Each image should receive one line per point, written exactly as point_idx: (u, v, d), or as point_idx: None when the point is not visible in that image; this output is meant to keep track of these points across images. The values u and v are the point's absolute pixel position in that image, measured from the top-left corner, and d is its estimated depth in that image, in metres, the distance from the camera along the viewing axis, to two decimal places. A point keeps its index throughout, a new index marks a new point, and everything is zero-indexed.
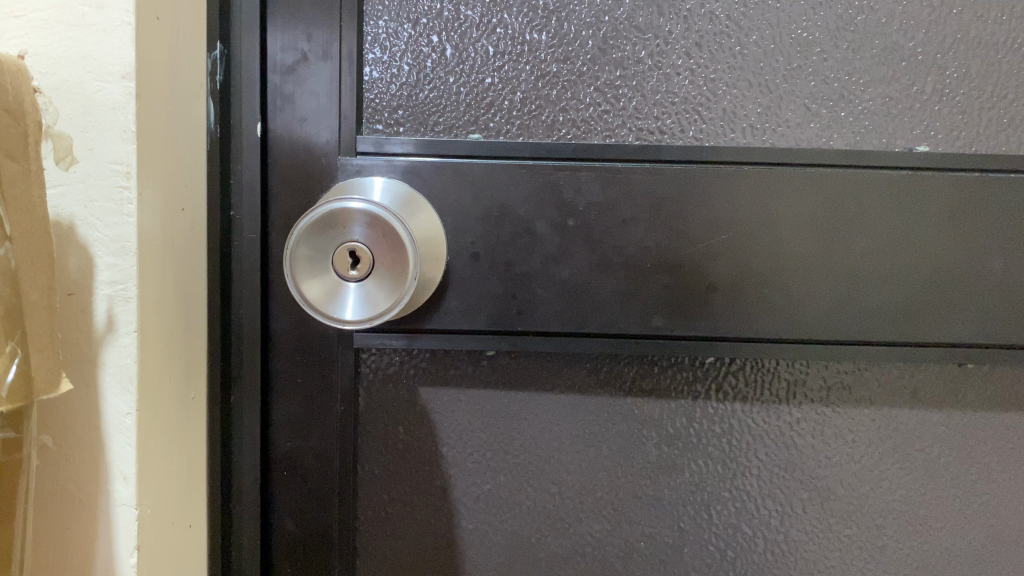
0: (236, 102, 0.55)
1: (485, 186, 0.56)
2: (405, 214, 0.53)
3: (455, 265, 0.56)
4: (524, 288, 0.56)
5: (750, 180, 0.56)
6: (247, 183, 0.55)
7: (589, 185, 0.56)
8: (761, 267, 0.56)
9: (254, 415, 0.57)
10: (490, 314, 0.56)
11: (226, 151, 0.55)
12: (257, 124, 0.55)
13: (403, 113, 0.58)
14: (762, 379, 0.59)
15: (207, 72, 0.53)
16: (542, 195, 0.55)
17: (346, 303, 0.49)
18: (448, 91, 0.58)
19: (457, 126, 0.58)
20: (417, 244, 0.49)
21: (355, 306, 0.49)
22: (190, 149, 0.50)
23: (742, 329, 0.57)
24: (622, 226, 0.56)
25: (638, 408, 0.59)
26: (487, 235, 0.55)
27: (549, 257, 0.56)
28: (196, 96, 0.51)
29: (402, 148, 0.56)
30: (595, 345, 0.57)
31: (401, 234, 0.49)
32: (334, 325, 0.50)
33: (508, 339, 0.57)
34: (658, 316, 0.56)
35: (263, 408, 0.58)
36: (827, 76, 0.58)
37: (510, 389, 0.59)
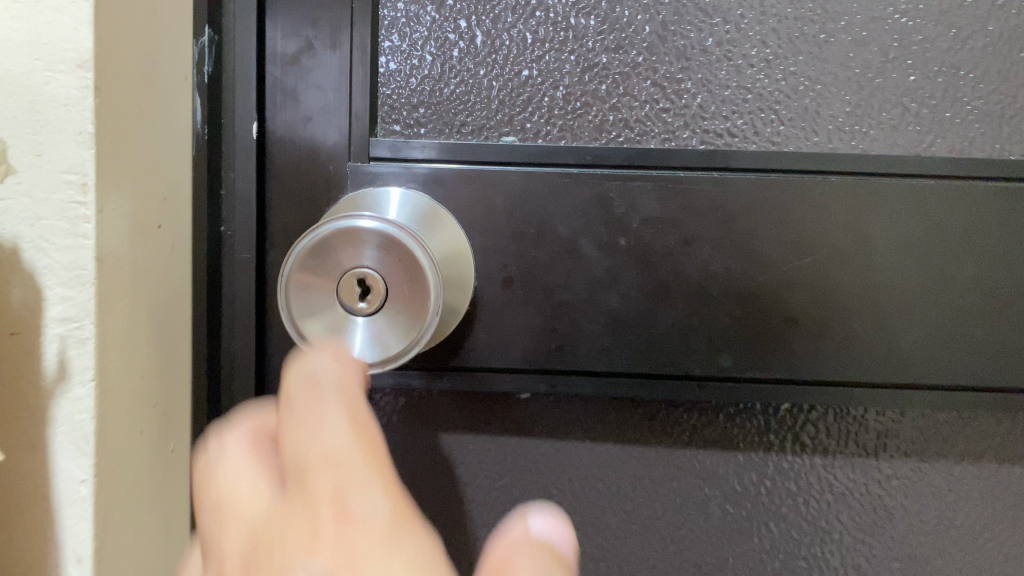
0: (228, 99, 0.47)
1: (521, 199, 0.47)
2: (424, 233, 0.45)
3: (485, 293, 0.48)
4: (567, 319, 0.48)
5: (839, 193, 0.47)
6: (241, 194, 0.47)
7: (644, 198, 0.47)
8: (849, 298, 0.47)
9: None
10: (527, 350, 0.48)
11: (216, 158, 0.47)
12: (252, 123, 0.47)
13: (425, 111, 0.49)
14: (846, 428, 0.50)
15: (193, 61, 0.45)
16: (588, 209, 0.47)
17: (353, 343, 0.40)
18: (477, 85, 0.49)
19: (488, 127, 0.49)
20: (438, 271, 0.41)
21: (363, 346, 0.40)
22: (172, 155, 0.42)
23: (827, 372, 0.48)
24: (684, 247, 0.47)
25: (699, 462, 0.51)
26: (522, 257, 0.47)
27: (597, 282, 0.47)
28: (179, 92, 0.43)
29: (423, 153, 0.47)
30: (650, 387, 0.49)
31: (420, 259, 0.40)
32: None
33: (547, 380, 0.49)
34: (725, 353, 0.48)
35: None
36: (930, 69, 0.48)
37: (548, 436, 0.51)
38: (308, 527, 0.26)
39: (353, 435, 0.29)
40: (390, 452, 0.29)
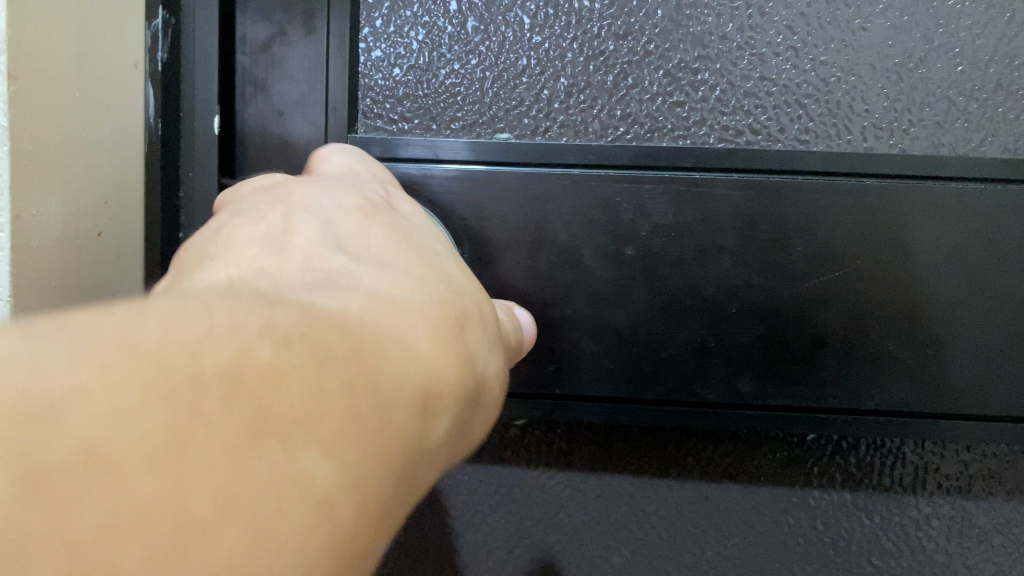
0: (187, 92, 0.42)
1: (516, 203, 0.42)
2: None
3: None
4: (566, 337, 0.43)
5: (876, 200, 0.41)
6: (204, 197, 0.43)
7: (654, 202, 0.42)
8: (887, 317, 0.42)
9: None
10: (521, 371, 0.43)
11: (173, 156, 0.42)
12: (215, 118, 0.42)
13: (410, 105, 0.44)
14: (878, 462, 0.45)
15: (144, 48, 0.40)
16: (591, 215, 0.42)
17: None
18: (469, 75, 0.44)
19: (480, 122, 0.44)
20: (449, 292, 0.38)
21: None
22: (111, 155, 0.38)
23: (861, 399, 0.43)
24: (699, 259, 0.42)
25: (715, 497, 0.46)
26: (516, 268, 0.43)
27: (601, 297, 0.42)
28: (123, 85, 0.38)
29: (407, 152, 0.43)
30: (660, 416, 0.44)
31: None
32: None
33: (544, 406, 0.44)
34: (745, 378, 0.43)
35: None
36: (979, 58, 0.43)
37: (547, 466, 0.46)
38: (374, 183, 0.32)
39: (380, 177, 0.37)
40: None
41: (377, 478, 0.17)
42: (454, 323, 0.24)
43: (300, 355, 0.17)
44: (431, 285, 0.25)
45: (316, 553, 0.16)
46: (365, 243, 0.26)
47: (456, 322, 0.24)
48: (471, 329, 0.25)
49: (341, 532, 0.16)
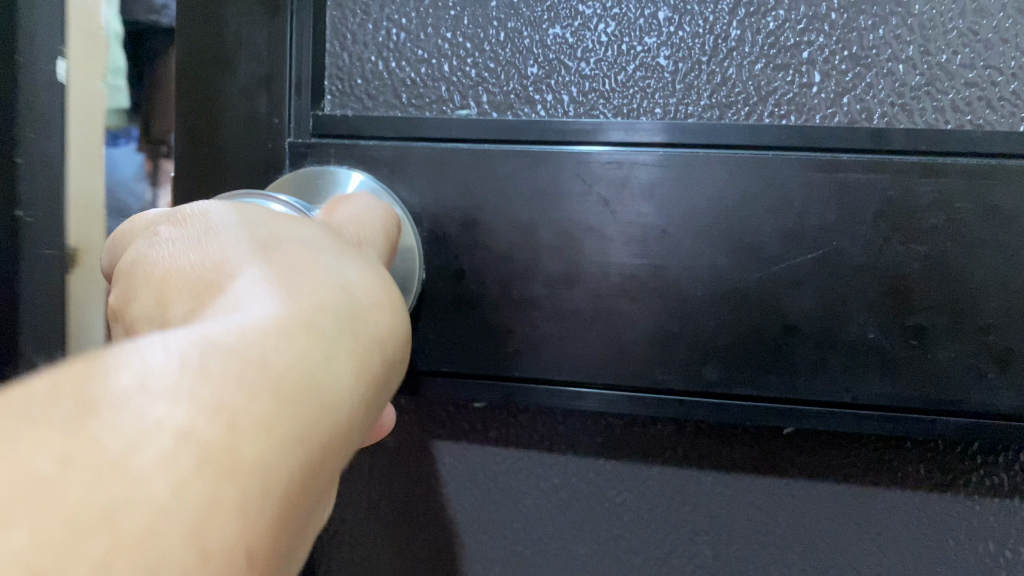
0: None
1: (472, 181, 0.41)
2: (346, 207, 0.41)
3: (435, 287, 0.43)
4: (524, 319, 0.42)
5: (850, 177, 0.38)
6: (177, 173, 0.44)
7: (613, 180, 0.40)
8: (867, 302, 0.39)
9: None
10: (478, 353, 0.42)
11: None
12: None
13: (375, 82, 0.44)
14: (854, 458, 0.42)
15: None
16: (548, 193, 0.41)
17: None
18: (433, 52, 0.43)
19: (443, 99, 0.43)
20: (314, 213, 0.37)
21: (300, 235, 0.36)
22: None
23: (837, 392, 0.40)
24: (660, 239, 0.40)
25: (682, 488, 0.44)
26: (474, 247, 0.42)
27: (559, 277, 0.41)
28: None
29: (368, 128, 0.43)
30: (619, 400, 0.42)
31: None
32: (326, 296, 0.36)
33: (503, 390, 0.43)
34: (710, 364, 0.40)
35: None
36: (979, 20, 0.39)
37: (510, 449, 0.45)
38: None
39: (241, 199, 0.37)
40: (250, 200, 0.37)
41: (259, 405, 0.21)
42: (289, 277, 0.25)
43: (122, 382, 0.19)
44: (258, 261, 0.26)
45: (225, 475, 0.19)
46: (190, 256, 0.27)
47: (305, 276, 0.26)
48: (322, 275, 0.26)
49: (242, 453, 0.19)
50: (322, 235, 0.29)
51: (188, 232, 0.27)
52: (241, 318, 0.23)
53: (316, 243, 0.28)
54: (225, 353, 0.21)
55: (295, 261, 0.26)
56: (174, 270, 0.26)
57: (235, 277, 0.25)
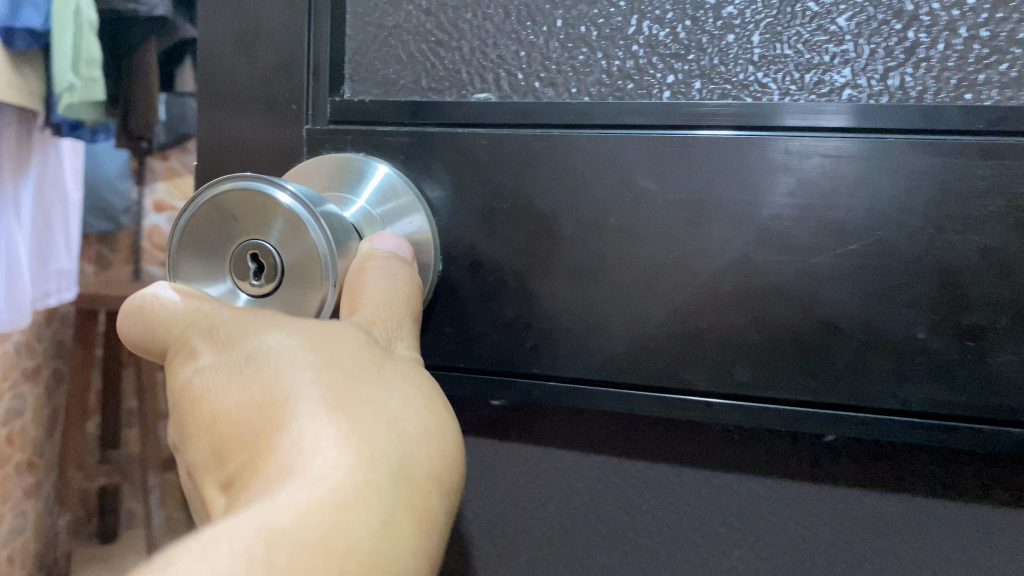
0: None
1: (487, 167, 0.39)
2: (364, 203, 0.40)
3: (453, 278, 0.41)
4: (542, 314, 0.39)
5: (897, 161, 0.34)
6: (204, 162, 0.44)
7: (636, 165, 0.37)
8: (916, 298, 0.35)
9: None
10: (494, 348, 0.40)
11: None
12: None
13: (395, 67, 0.43)
14: (896, 466, 0.39)
15: None
16: (566, 180, 0.38)
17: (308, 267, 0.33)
18: (453, 35, 0.42)
19: (461, 83, 0.42)
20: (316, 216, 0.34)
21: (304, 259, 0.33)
22: None
23: (882, 396, 0.36)
24: (688, 229, 0.37)
25: (712, 493, 0.41)
26: (490, 236, 0.40)
27: (579, 270, 0.39)
28: None
29: (386, 114, 0.42)
30: (635, 403, 0.39)
31: (321, 242, 0.33)
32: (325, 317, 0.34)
33: (520, 386, 0.41)
34: (741, 366, 0.37)
35: None
36: None
37: (529, 441, 0.43)
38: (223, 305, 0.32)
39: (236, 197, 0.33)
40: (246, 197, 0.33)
41: None
42: (334, 424, 0.26)
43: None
44: (305, 405, 0.27)
45: None
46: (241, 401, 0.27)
47: (353, 422, 0.27)
48: (368, 416, 0.27)
49: None
50: (363, 352, 0.30)
51: (237, 366, 0.29)
52: (299, 487, 0.24)
53: (361, 368, 0.29)
54: (289, 545, 0.22)
55: (340, 401, 0.27)
56: (231, 426, 0.27)
57: (287, 431, 0.26)
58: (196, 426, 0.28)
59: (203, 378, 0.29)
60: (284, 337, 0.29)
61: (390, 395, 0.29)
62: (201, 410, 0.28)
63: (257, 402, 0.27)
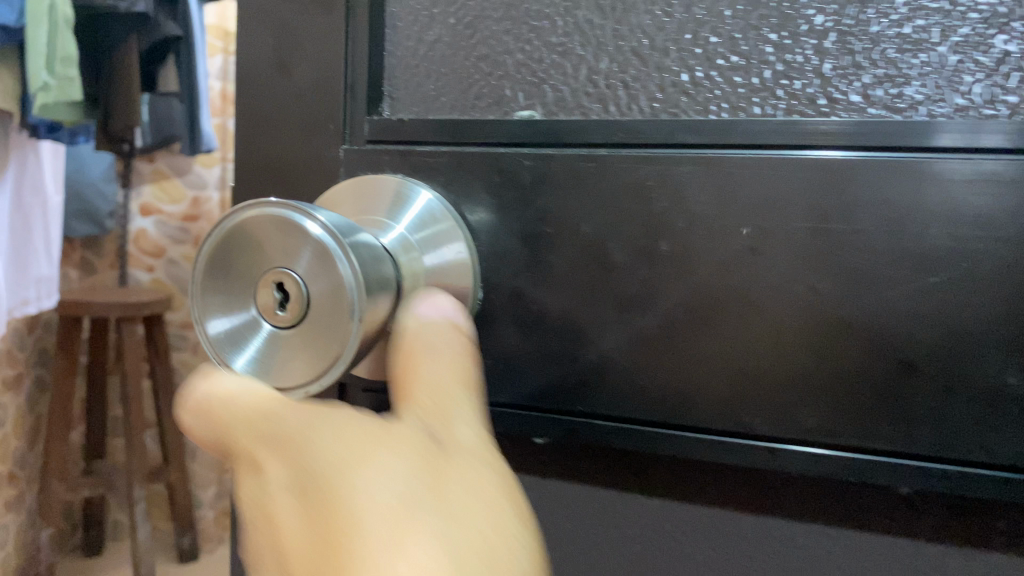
0: None
1: (531, 189, 0.37)
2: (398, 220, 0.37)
3: (493, 307, 0.38)
4: (588, 348, 0.36)
5: (988, 184, 0.30)
6: (245, 183, 0.43)
7: (692, 187, 0.34)
8: (1011, 341, 0.30)
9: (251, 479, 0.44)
10: (538, 383, 0.37)
11: None
12: None
13: (437, 84, 0.41)
14: (986, 524, 0.34)
15: None
16: (614, 204, 0.35)
17: (328, 297, 0.30)
18: (497, 50, 0.40)
19: (506, 100, 0.39)
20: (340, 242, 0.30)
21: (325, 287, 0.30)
22: None
23: (970, 449, 0.31)
24: (748, 257, 0.34)
25: (776, 542, 0.38)
26: (533, 262, 0.37)
27: (629, 301, 0.35)
28: None
29: (425, 133, 0.39)
30: (689, 445, 0.35)
31: (341, 264, 0.30)
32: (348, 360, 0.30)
33: (564, 426, 0.37)
34: (805, 409, 0.33)
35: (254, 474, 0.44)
36: None
37: (574, 479, 0.40)
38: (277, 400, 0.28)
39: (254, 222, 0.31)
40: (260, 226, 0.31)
41: None
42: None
43: None
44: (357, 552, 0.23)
45: None
46: (303, 539, 0.24)
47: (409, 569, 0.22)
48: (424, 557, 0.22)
49: None
50: (428, 463, 0.26)
51: (298, 493, 0.25)
52: None
53: (418, 484, 0.25)
54: None
55: (392, 535, 0.23)
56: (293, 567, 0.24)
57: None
58: (265, 560, 0.25)
59: (267, 504, 0.26)
60: (341, 460, 0.25)
61: (458, 513, 0.24)
62: (270, 545, 0.25)
63: (318, 543, 0.24)
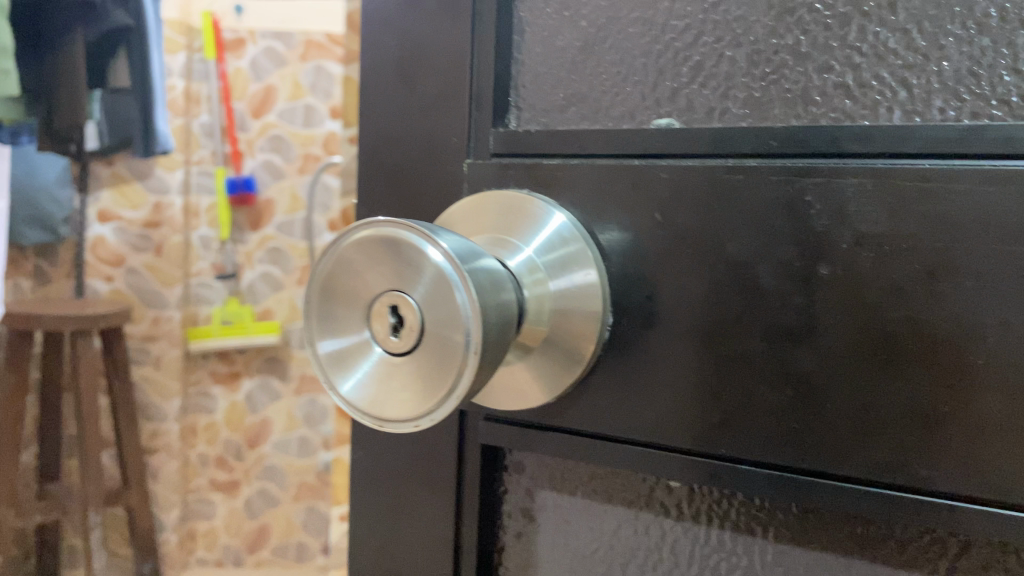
0: None
1: (669, 203, 0.33)
2: (523, 239, 0.35)
3: (624, 334, 0.35)
4: (732, 382, 0.32)
5: None
6: (370, 199, 0.42)
7: (860, 202, 0.30)
8: None
9: (371, 503, 0.43)
10: (674, 418, 0.34)
11: None
12: None
13: (565, 93, 0.38)
14: None
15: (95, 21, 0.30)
16: (766, 220, 0.32)
17: (440, 311, 0.28)
18: (631, 54, 0.37)
19: (641, 110, 0.36)
20: (449, 254, 0.28)
21: (436, 300, 0.28)
22: None
23: None
24: (925, 284, 0.29)
25: None
26: (672, 285, 0.34)
27: (782, 331, 0.31)
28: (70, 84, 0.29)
29: (553, 145, 0.37)
30: (851, 498, 0.30)
31: (452, 276, 0.28)
32: (468, 377, 0.27)
33: (704, 469, 0.33)
34: (1002, 462, 0.28)
35: (374, 498, 0.43)
36: None
37: (712, 530, 0.35)
38: None
39: (359, 247, 0.30)
40: (362, 249, 0.30)
41: None
42: None
43: None
44: None
45: None
46: None
47: None
48: None
49: None
50: None
51: None
52: None
53: None
54: None
55: None
56: None
57: None
58: None
59: None
60: None
61: None
62: None
63: None
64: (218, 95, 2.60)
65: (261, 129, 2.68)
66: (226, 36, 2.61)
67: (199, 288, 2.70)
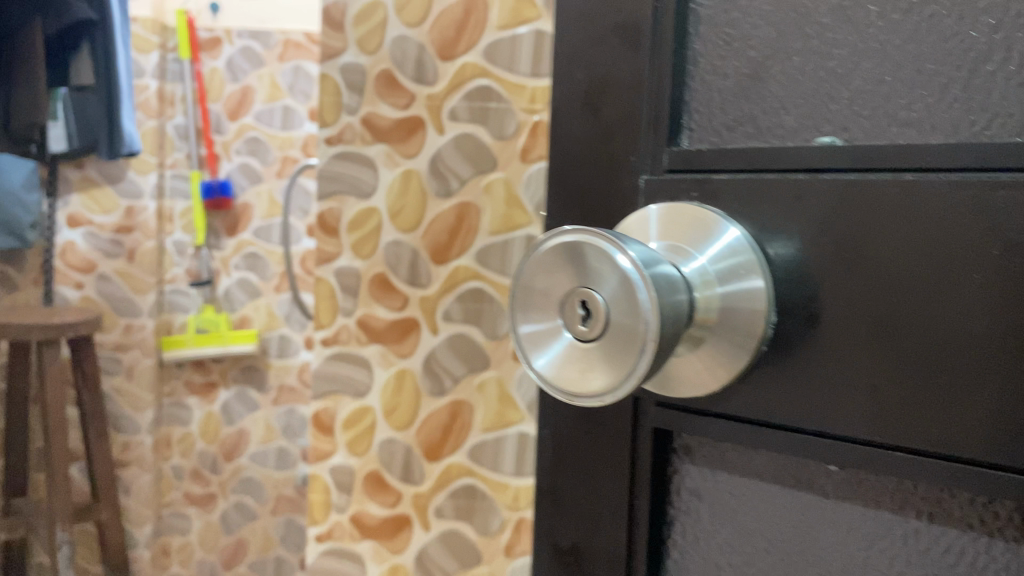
0: None
1: (827, 214, 0.37)
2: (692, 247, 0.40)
3: (789, 332, 0.39)
4: (888, 376, 0.35)
5: None
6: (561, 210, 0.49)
7: (1010, 212, 0.32)
8: None
9: (559, 474, 0.49)
10: (832, 408, 0.37)
11: None
12: None
13: (738, 115, 0.43)
14: None
15: None
16: (922, 229, 0.35)
17: (622, 305, 0.33)
18: (797, 79, 0.41)
19: (803, 129, 0.40)
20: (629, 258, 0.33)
21: (619, 297, 0.33)
22: None
23: None
24: None
25: None
26: (833, 288, 0.37)
27: (934, 330, 0.34)
28: None
29: (722, 161, 0.41)
30: (1001, 485, 0.32)
31: (632, 277, 0.33)
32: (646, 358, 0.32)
33: (862, 454, 0.36)
34: None
35: (562, 470, 0.49)
36: None
37: (871, 512, 0.38)
38: None
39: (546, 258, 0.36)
40: (550, 260, 0.36)
41: None
42: None
43: None
44: None
45: None
46: None
47: None
48: None
49: None
50: None
51: None
52: None
53: None
54: None
55: None
56: None
57: None
58: None
59: None
60: None
61: None
62: None
63: None
64: (196, 95, 2.82)
65: (239, 129, 2.87)
66: (204, 36, 2.83)
67: (176, 297, 2.88)
